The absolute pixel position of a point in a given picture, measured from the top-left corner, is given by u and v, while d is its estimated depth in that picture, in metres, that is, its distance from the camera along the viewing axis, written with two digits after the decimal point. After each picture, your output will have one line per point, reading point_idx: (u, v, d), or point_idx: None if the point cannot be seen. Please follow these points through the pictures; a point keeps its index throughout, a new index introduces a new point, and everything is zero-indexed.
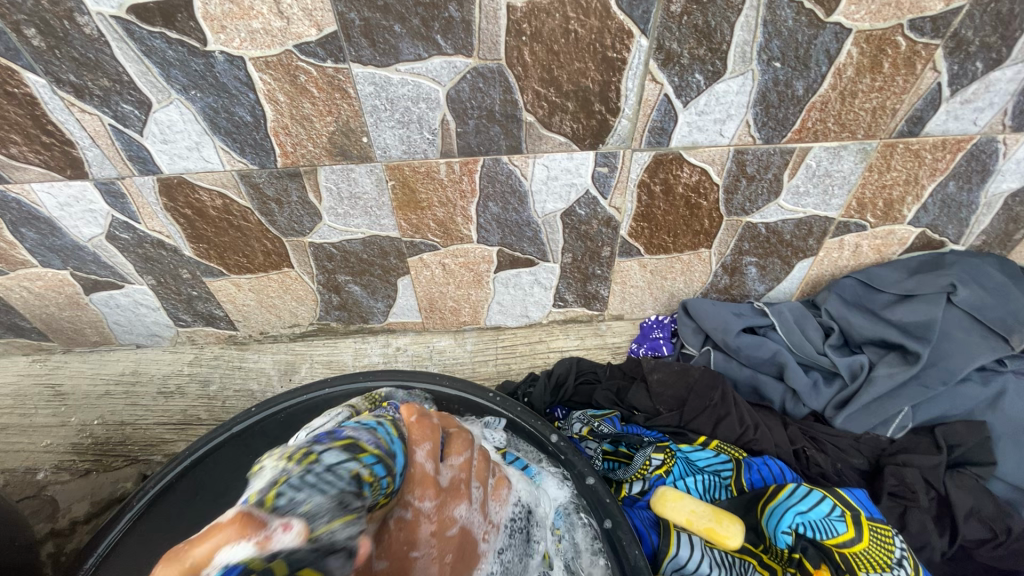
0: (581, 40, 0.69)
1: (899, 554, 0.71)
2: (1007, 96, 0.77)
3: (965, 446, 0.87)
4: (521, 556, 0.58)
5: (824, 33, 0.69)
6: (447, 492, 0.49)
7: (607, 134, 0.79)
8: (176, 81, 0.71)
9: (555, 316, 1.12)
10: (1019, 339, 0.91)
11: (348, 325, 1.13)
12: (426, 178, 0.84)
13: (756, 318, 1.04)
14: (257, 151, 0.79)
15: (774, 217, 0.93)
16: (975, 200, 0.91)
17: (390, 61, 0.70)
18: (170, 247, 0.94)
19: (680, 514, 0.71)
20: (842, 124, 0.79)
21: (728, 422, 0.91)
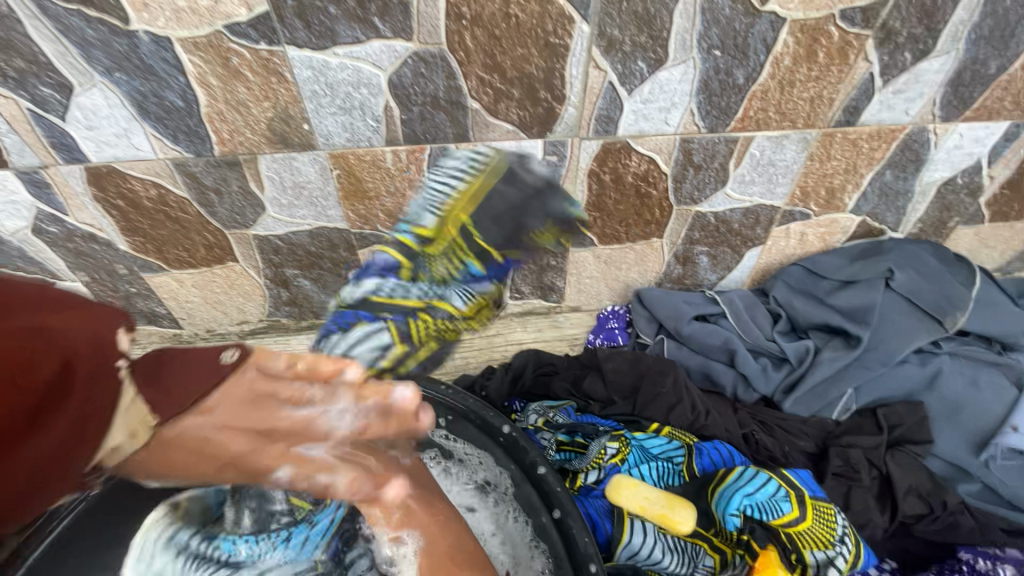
0: (522, 25, 0.68)
1: (840, 530, 0.75)
2: (936, 87, 0.80)
3: (903, 426, 0.90)
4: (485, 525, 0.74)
5: (760, 21, 0.71)
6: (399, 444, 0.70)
7: (554, 122, 0.79)
8: (98, 63, 0.67)
9: (512, 309, 1.12)
10: (952, 321, 0.97)
11: (300, 321, 1.10)
12: (372, 166, 0.82)
13: (707, 307, 1.05)
14: (191, 138, 0.76)
15: (722, 206, 0.95)
16: (911, 188, 0.95)
17: (327, 44, 0.68)
18: (104, 241, 0.90)
19: (634, 501, 0.72)
20: (782, 113, 0.81)
21: (680, 409, 0.91)
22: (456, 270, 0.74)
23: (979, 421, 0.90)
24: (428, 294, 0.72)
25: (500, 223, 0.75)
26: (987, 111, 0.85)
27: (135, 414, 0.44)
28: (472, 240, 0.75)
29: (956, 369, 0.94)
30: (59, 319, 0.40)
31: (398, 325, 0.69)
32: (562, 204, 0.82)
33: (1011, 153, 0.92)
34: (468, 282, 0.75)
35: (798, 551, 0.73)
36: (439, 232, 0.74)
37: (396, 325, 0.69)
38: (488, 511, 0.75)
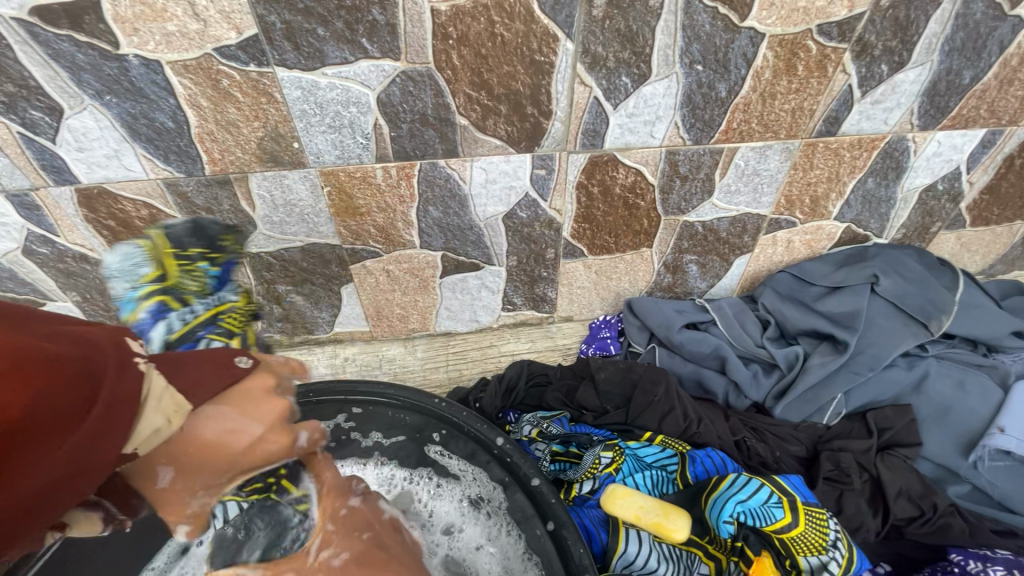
0: (508, 43, 0.69)
1: (834, 535, 0.75)
2: (913, 96, 0.82)
3: (893, 429, 0.91)
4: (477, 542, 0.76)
5: (740, 37, 0.73)
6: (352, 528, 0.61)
7: (542, 137, 0.80)
8: (89, 86, 0.68)
9: (505, 320, 1.12)
10: (937, 325, 0.98)
11: (293, 336, 1.10)
12: (363, 183, 0.83)
13: (697, 314, 1.07)
14: (182, 158, 0.77)
15: (709, 215, 0.96)
16: (893, 195, 0.97)
17: (316, 65, 0.69)
18: (95, 261, 0.90)
19: (629, 510, 0.72)
20: (765, 125, 0.83)
21: (672, 417, 0.91)
22: (204, 291, 0.77)
23: (967, 423, 0.91)
24: (211, 304, 0.77)
25: (199, 232, 0.77)
26: (963, 119, 0.87)
27: (169, 400, 0.42)
28: (190, 253, 0.76)
29: (942, 371, 0.96)
30: (47, 329, 0.38)
31: (217, 331, 0.74)
32: (189, 223, 0.78)
33: (988, 159, 0.94)
34: (222, 281, 0.79)
35: (793, 557, 0.74)
36: (163, 266, 0.75)
37: (172, 336, 0.72)
38: (479, 528, 0.77)
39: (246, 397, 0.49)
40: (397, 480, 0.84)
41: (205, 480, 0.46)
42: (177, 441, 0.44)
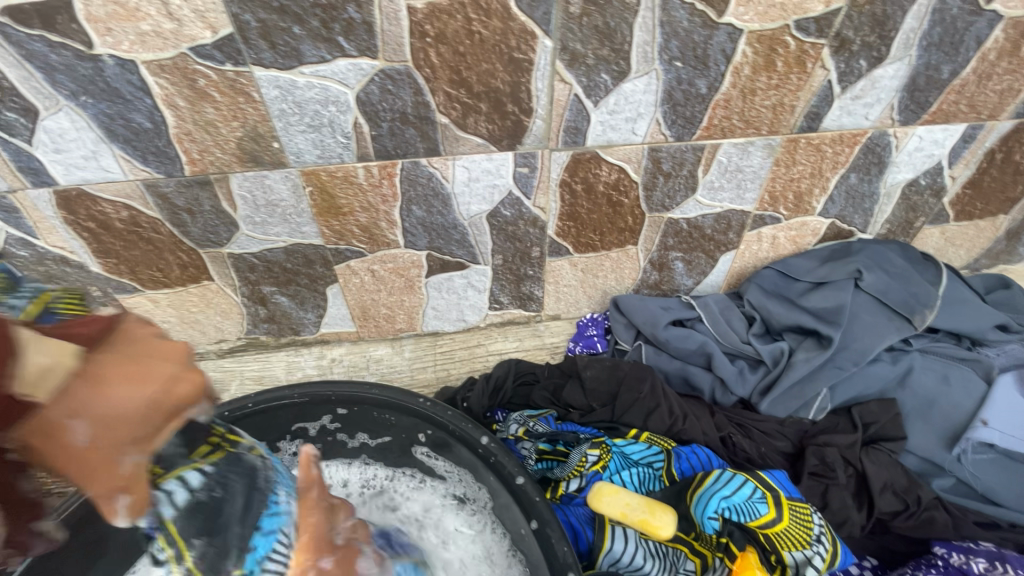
0: (486, 41, 0.69)
1: (817, 530, 0.75)
2: (892, 92, 0.82)
3: (878, 424, 0.91)
4: (460, 539, 0.77)
5: (718, 33, 0.73)
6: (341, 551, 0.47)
7: (523, 135, 0.80)
8: (63, 87, 0.67)
9: (492, 319, 1.12)
10: (920, 319, 0.98)
11: (279, 338, 1.10)
12: (345, 182, 0.83)
13: (683, 311, 1.07)
14: (161, 159, 0.76)
15: (694, 212, 0.96)
16: (876, 190, 0.97)
17: (294, 64, 0.69)
18: (75, 264, 0.89)
19: (616, 507, 0.71)
20: (747, 121, 0.83)
21: (658, 414, 0.92)
22: None
23: (951, 416, 0.91)
24: None
25: None
26: (944, 114, 0.87)
27: (46, 350, 0.31)
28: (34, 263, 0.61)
29: (927, 366, 0.96)
30: None
31: None
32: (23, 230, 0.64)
33: (970, 154, 0.95)
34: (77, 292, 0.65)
35: (778, 553, 0.73)
36: None
37: None
38: (465, 524, 0.78)
39: (134, 345, 0.35)
40: (376, 471, 0.85)
41: (133, 455, 0.33)
42: (62, 406, 0.31)
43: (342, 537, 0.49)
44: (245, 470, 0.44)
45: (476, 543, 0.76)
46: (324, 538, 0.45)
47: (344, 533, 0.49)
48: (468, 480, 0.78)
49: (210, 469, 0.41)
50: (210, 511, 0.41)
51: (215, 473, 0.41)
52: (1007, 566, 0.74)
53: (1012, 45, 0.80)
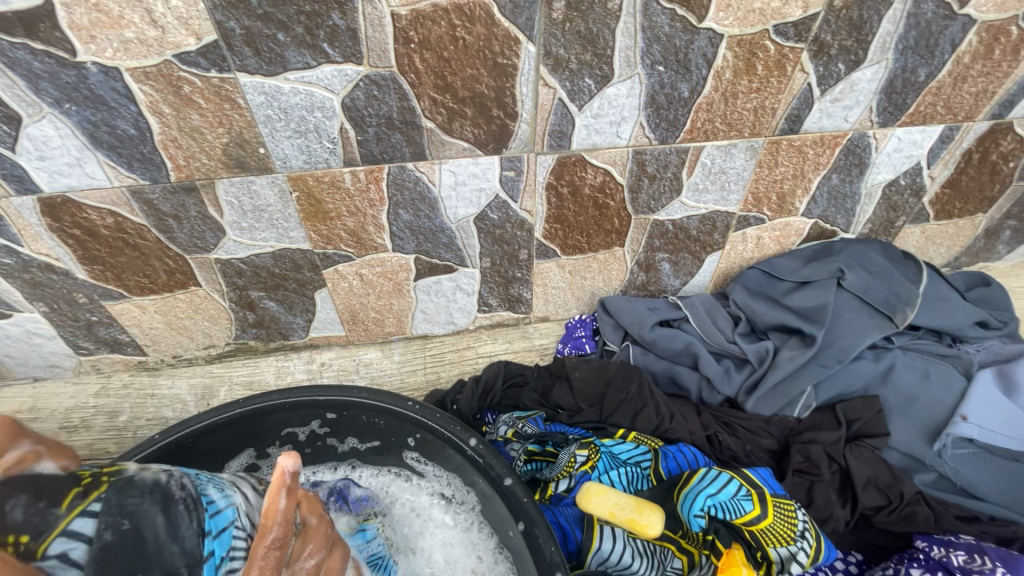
0: (470, 47, 0.70)
1: (802, 526, 0.76)
2: (871, 94, 0.84)
3: (862, 420, 0.92)
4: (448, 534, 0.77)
5: (699, 37, 0.74)
6: None
7: (509, 139, 0.81)
8: (47, 94, 0.67)
9: (481, 321, 1.13)
10: (901, 317, 1.00)
11: (269, 343, 1.10)
12: (331, 187, 0.83)
13: (670, 312, 1.08)
14: (146, 165, 0.76)
15: (679, 213, 0.97)
16: (857, 191, 0.99)
17: (278, 70, 0.69)
18: (61, 271, 0.89)
19: (604, 507, 0.72)
20: (729, 123, 0.84)
21: (645, 413, 0.93)
22: None
23: (931, 412, 0.93)
24: None
25: None
26: (922, 116, 0.89)
27: None
28: None
29: (908, 362, 0.98)
30: None
31: None
32: None
33: (948, 154, 0.97)
34: None
35: (762, 549, 0.75)
36: None
37: None
38: (453, 520, 0.78)
39: None
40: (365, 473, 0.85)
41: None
42: None
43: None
44: (147, 489, 0.43)
45: (464, 541, 0.76)
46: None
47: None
48: (456, 479, 0.78)
49: (99, 509, 0.40)
50: (133, 536, 0.40)
51: (109, 506, 0.40)
52: (986, 558, 0.73)
53: (986, 48, 0.82)
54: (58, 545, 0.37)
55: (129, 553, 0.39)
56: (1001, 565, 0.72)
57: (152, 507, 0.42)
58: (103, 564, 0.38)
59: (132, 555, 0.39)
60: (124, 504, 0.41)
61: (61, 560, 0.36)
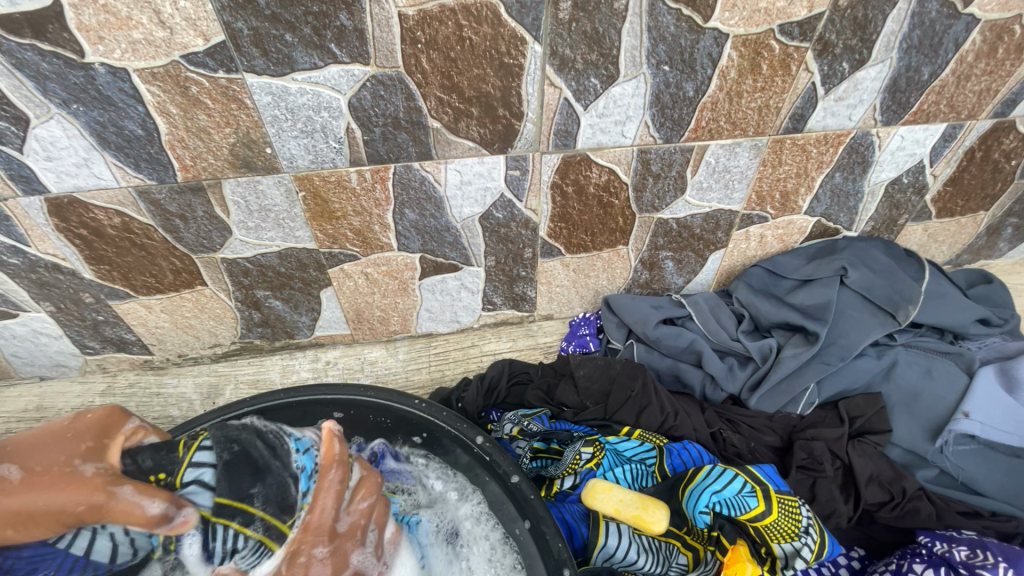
0: (476, 47, 0.70)
1: (806, 522, 0.77)
2: (874, 93, 0.84)
3: (864, 417, 0.93)
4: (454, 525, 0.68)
5: (704, 37, 0.74)
6: (343, 537, 0.52)
7: (515, 138, 0.81)
8: (55, 95, 0.67)
9: (485, 320, 1.14)
10: (904, 315, 1.00)
11: (274, 342, 1.10)
12: (338, 186, 0.83)
13: (674, 310, 1.09)
14: (153, 165, 0.76)
15: (683, 212, 0.98)
16: (860, 189, 0.99)
17: (285, 71, 0.69)
18: (67, 270, 0.89)
19: (610, 504, 0.73)
20: (733, 123, 0.85)
21: (650, 411, 0.94)
22: None
23: (933, 408, 0.93)
24: None
25: None
26: (925, 114, 0.89)
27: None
28: None
29: (910, 360, 0.99)
30: None
31: None
32: None
33: (950, 153, 0.97)
34: None
35: (767, 545, 0.75)
36: None
37: None
38: (458, 518, 0.69)
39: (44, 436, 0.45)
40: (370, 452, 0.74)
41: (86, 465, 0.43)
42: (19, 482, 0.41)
43: (346, 523, 0.53)
44: (236, 428, 0.51)
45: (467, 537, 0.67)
46: (324, 521, 0.50)
47: (351, 518, 0.54)
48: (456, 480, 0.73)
49: (209, 443, 0.48)
50: (241, 456, 0.48)
51: (216, 440, 0.49)
52: (988, 553, 0.73)
53: (989, 47, 0.82)
54: (187, 474, 0.46)
55: (242, 471, 0.48)
56: (1002, 560, 0.72)
57: (250, 436, 0.50)
58: (228, 480, 0.47)
59: (249, 468, 0.48)
60: (224, 436, 0.49)
61: (197, 484, 0.46)
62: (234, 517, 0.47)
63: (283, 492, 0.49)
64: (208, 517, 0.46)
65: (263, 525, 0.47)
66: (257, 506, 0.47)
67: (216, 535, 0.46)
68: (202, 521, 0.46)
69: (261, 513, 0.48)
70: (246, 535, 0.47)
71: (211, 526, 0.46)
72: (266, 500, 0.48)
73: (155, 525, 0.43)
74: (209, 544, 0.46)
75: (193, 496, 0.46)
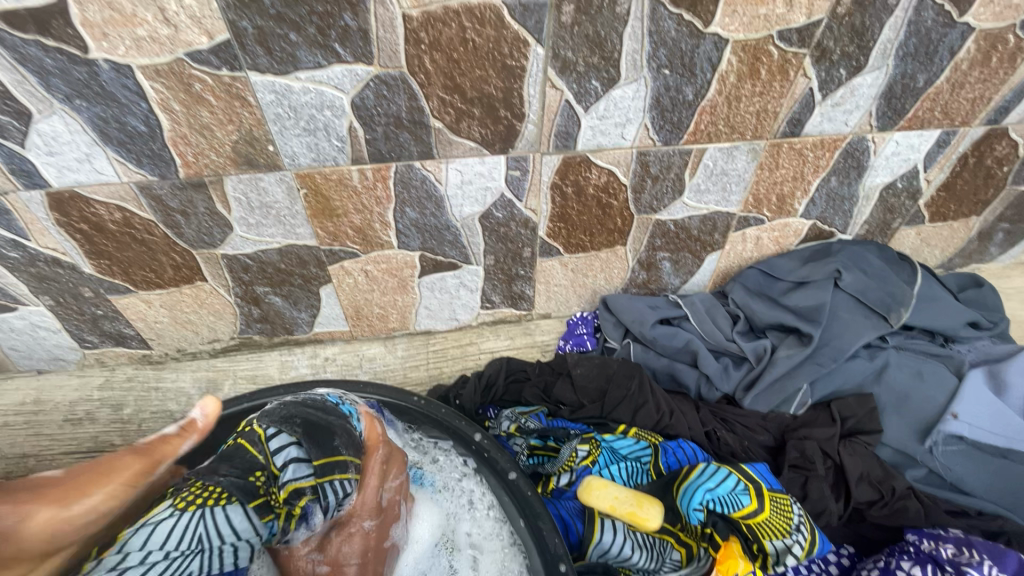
0: (479, 49, 0.71)
1: (796, 519, 0.78)
2: (871, 99, 0.86)
3: (856, 417, 0.94)
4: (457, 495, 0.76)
5: (705, 42, 0.75)
6: (385, 512, 0.65)
7: (516, 139, 0.82)
8: (57, 90, 0.68)
9: (483, 318, 1.15)
10: (896, 317, 1.02)
11: (273, 337, 1.11)
12: (339, 185, 0.84)
13: (670, 310, 1.10)
14: (155, 161, 0.77)
15: (680, 213, 0.99)
16: (855, 193, 1.01)
17: (289, 69, 0.70)
18: (67, 265, 0.89)
19: (604, 501, 0.73)
20: (732, 126, 0.86)
21: (646, 410, 0.95)
22: None
23: (923, 409, 0.95)
24: None
25: None
26: (919, 120, 0.91)
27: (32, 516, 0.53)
28: None
29: (901, 361, 1.00)
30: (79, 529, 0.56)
31: None
32: None
33: (944, 158, 0.99)
34: None
35: (759, 542, 0.76)
36: None
37: None
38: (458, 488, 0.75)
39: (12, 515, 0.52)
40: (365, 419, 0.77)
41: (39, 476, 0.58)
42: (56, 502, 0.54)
43: (386, 499, 0.66)
44: (281, 418, 0.64)
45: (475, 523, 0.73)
46: (369, 504, 0.63)
47: (389, 494, 0.66)
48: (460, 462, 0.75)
49: (275, 429, 0.63)
50: (306, 422, 0.64)
51: (278, 426, 0.63)
52: (974, 551, 0.75)
53: (984, 56, 0.83)
54: (280, 457, 0.61)
55: (317, 436, 0.63)
56: (988, 557, 0.73)
57: (296, 408, 0.66)
58: (309, 443, 0.62)
59: (317, 434, 0.63)
60: (283, 420, 0.64)
61: (294, 463, 0.61)
62: (335, 470, 0.61)
63: (350, 438, 0.65)
64: (315, 481, 0.60)
65: (355, 467, 0.63)
66: (345, 455, 0.63)
67: (331, 490, 0.60)
68: (313, 486, 0.60)
69: (342, 465, 0.62)
70: (347, 480, 0.62)
71: (323, 485, 0.60)
72: (346, 448, 0.63)
73: (189, 430, 0.68)
74: (325, 502, 0.60)
75: (296, 470, 0.60)
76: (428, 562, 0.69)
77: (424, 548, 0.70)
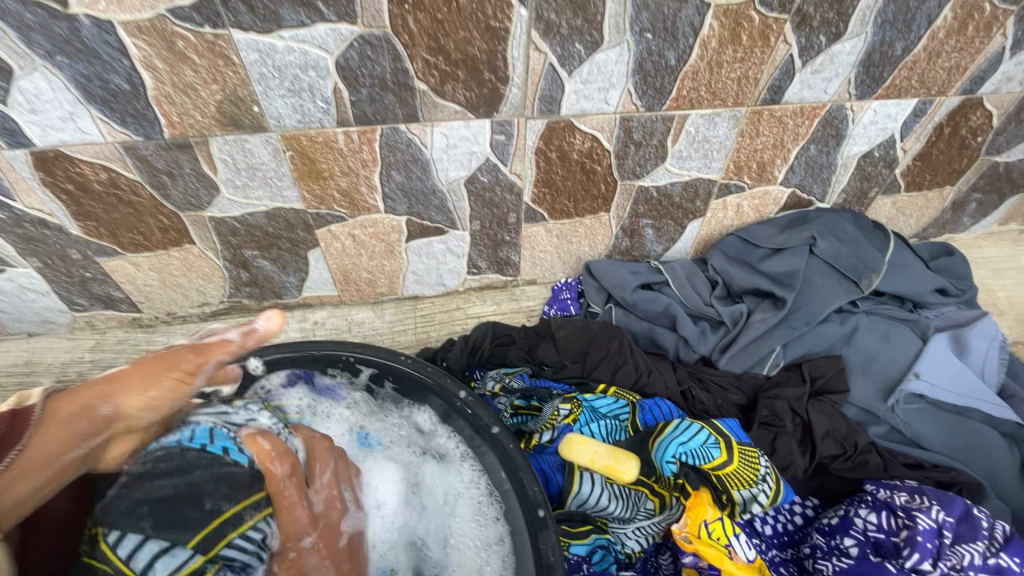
0: (463, 9, 0.71)
1: (763, 471, 0.84)
2: (850, 67, 0.87)
3: (824, 377, 0.99)
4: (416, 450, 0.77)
5: (687, 6, 0.76)
6: (324, 515, 0.58)
7: (500, 103, 0.83)
8: (38, 46, 0.67)
9: (470, 283, 1.17)
10: (867, 283, 1.06)
11: (262, 301, 1.13)
12: (325, 147, 0.84)
13: (651, 276, 1.13)
14: (140, 121, 0.77)
15: (663, 180, 1.01)
16: (833, 161, 1.03)
17: (272, 28, 0.70)
18: (54, 226, 0.90)
19: (584, 455, 0.76)
20: (713, 92, 0.87)
21: (625, 369, 0.99)
22: None
23: (888, 370, 1.00)
24: None
25: None
26: (897, 89, 0.92)
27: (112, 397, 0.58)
28: None
29: (870, 325, 1.05)
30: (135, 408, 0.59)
31: None
32: None
33: (920, 128, 1.01)
34: None
35: (728, 491, 0.82)
36: None
37: None
38: (416, 444, 0.77)
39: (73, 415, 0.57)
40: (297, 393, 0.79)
41: (137, 404, 0.59)
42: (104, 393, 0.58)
43: (319, 502, 0.58)
44: (124, 507, 0.51)
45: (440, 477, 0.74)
46: (302, 519, 0.55)
47: (321, 494, 0.59)
48: (420, 417, 0.78)
49: (117, 533, 0.50)
50: (157, 507, 0.52)
51: (119, 527, 0.50)
52: (925, 498, 0.80)
53: (960, 24, 0.85)
54: (139, 558, 0.49)
55: (176, 513, 0.52)
56: (936, 503, 0.78)
57: (143, 491, 0.53)
58: (166, 523, 0.51)
59: (175, 505, 0.52)
60: (124, 514, 0.51)
61: (159, 556, 0.50)
62: (222, 527, 0.52)
63: (228, 479, 0.55)
64: (206, 556, 0.51)
65: (250, 510, 0.54)
66: (225, 507, 0.53)
67: (234, 548, 0.52)
68: (206, 561, 0.51)
69: (235, 518, 0.53)
70: (246, 529, 0.53)
71: (219, 556, 0.52)
72: (218, 500, 0.53)
73: (248, 335, 0.65)
74: (236, 563, 0.52)
75: (168, 560, 0.50)
76: (403, 514, 0.72)
77: (395, 506, 0.72)
